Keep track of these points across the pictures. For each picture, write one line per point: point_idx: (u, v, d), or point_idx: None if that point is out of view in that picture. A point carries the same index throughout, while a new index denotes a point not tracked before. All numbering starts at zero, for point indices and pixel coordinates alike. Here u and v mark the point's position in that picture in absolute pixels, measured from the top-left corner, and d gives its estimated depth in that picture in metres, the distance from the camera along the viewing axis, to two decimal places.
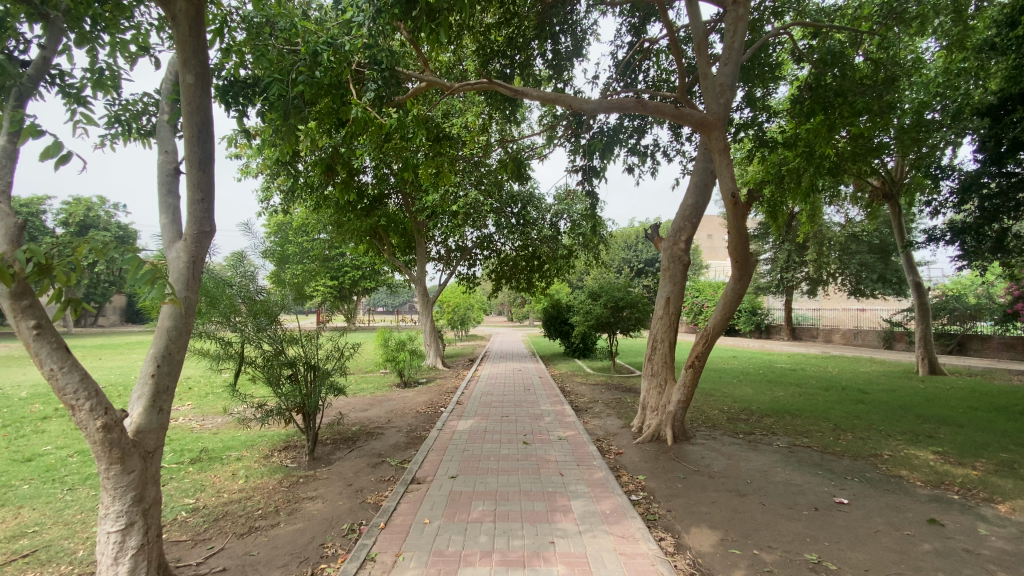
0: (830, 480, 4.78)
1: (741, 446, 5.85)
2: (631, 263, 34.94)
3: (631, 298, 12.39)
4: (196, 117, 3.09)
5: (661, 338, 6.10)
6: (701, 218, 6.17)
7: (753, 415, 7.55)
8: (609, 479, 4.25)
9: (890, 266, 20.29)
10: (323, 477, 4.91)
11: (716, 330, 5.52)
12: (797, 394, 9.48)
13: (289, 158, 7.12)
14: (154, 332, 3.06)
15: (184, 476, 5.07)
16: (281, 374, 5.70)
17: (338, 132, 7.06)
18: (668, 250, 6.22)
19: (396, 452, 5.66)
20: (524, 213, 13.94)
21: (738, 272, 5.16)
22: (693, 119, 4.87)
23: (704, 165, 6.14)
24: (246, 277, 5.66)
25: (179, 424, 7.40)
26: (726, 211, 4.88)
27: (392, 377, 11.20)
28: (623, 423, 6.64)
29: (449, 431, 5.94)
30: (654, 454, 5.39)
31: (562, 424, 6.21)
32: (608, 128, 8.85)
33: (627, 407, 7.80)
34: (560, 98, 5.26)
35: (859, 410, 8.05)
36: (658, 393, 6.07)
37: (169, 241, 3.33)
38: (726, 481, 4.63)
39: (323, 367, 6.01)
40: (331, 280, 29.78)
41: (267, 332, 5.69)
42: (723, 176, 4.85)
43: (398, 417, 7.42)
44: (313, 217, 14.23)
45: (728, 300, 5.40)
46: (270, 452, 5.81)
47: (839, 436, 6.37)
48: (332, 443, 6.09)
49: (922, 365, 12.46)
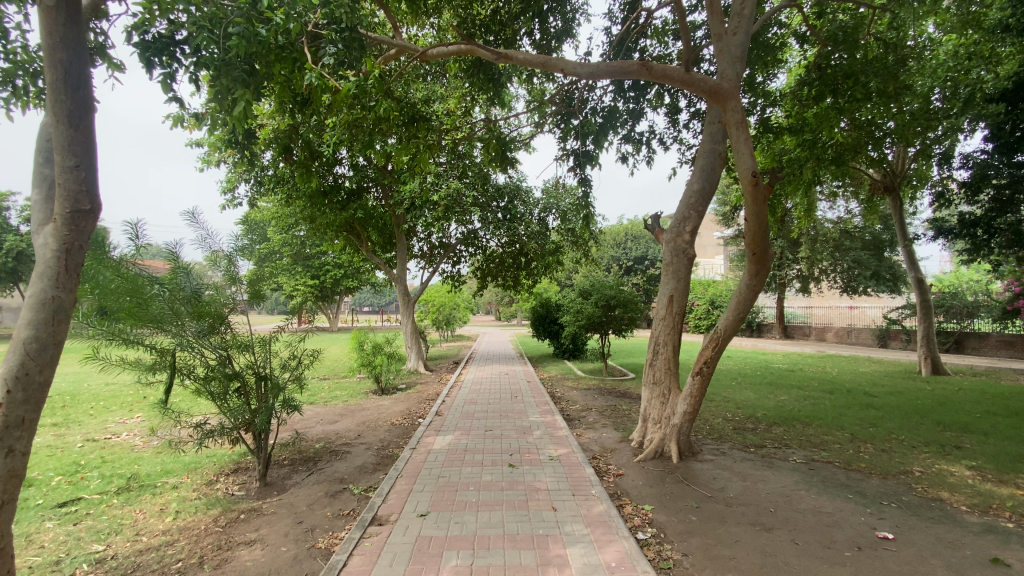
0: (864, 507, 4.13)
1: (754, 462, 5.19)
2: (620, 261, 34.40)
3: (624, 297, 11.73)
4: (60, 51, 2.42)
5: (664, 341, 5.41)
6: (709, 205, 5.46)
7: (760, 423, 6.91)
8: (611, 515, 3.53)
9: (883, 263, 19.94)
10: (271, 511, 4.13)
11: (727, 333, 4.84)
12: (803, 398, 8.90)
13: (243, 139, 6.28)
14: (7, 344, 2.29)
15: (104, 512, 4.25)
16: (227, 387, 4.89)
17: (300, 110, 6.23)
18: (670, 242, 5.53)
19: (362, 476, 4.89)
20: (511, 207, 12.92)
21: (755, 266, 4.48)
22: (705, 86, 4.15)
23: (711, 146, 5.45)
24: (183, 274, 4.85)
25: (119, 442, 6.53)
26: (744, 193, 4.17)
27: (369, 383, 10.40)
28: (620, 436, 5.93)
29: (424, 450, 5.17)
30: (658, 475, 4.69)
31: (554, 440, 5.49)
32: (601, 108, 8.13)
33: (622, 415, 7.12)
34: (550, 62, 4.54)
35: (873, 417, 7.44)
36: (661, 403, 5.38)
37: (36, 223, 2.53)
38: (746, 510, 3.95)
39: (277, 378, 5.20)
40: (311, 279, 28.72)
41: (207, 338, 4.78)
42: (739, 154, 4.14)
43: (370, 431, 6.63)
44: (285, 211, 13.30)
45: (741, 298, 4.73)
46: (214, 478, 5.03)
47: (859, 449, 5.75)
48: (290, 466, 5.32)
49: (925, 365, 11.98)
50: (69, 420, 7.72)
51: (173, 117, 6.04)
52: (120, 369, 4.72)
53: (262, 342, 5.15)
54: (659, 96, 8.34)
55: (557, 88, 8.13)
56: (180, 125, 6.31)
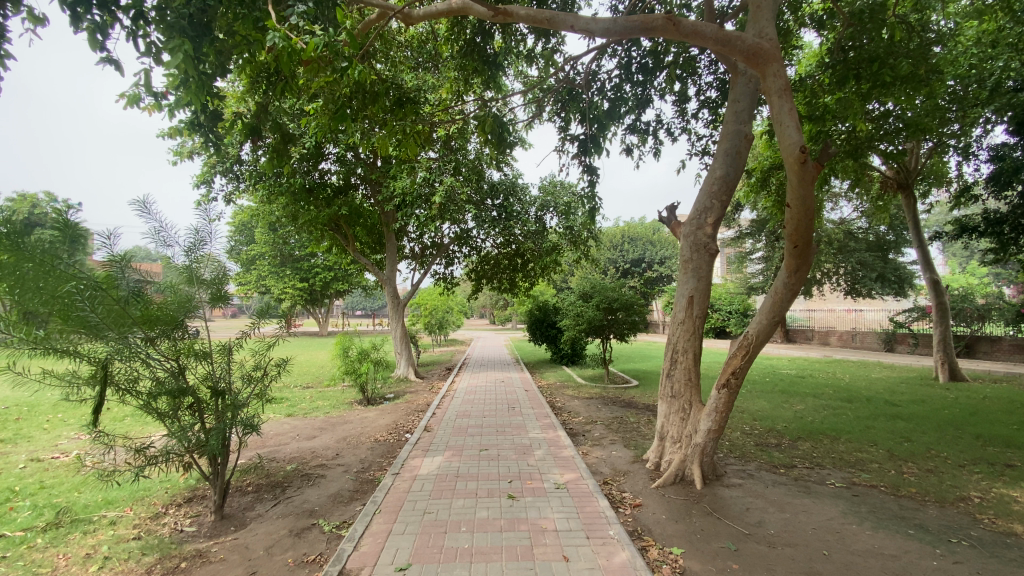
0: (932, 547, 3.47)
1: (788, 488, 4.53)
2: (618, 264, 33.88)
3: (627, 299, 11.05)
4: None
5: (683, 348, 4.74)
6: (734, 193, 4.79)
7: (784, 438, 6.25)
8: (637, 568, 2.83)
9: (889, 265, 19.46)
10: (220, 557, 3.40)
11: (759, 339, 4.18)
12: (821, 408, 8.28)
13: (206, 122, 5.59)
14: None
15: (21, 556, 3.52)
16: (178, 403, 4.16)
17: (270, 86, 5.52)
18: (689, 235, 4.87)
19: (335, 507, 4.17)
20: (507, 205, 12.09)
21: (795, 261, 3.82)
22: (742, 46, 3.51)
23: (736, 127, 4.79)
24: (120, 272, 4.06)
25: (64, 463, 5.76)
26: (789, 172, 3.49)
27: (354, 393, 9.66)
28: (633, 456, 5.24)
29: (409, 475, 4.47)
30: (683, 507, 4.01)
31: (559, 462, 4.80)
32: (607, 92, 7.46)
33: (631, 429, 6.45)
34: (555, 18, 3.93)
35: (904, 429, 6.81)
36: (681, 420, 4.70)
37: None
38: (796, 553, 3.28)
39: (236, 393, 4.45)
40: (300, 281, 27.95)
41: (156, 345, 4.08)
42: (783, 126, 3.47)
43: (349, 450, 5.90)
44: (267, 208, 12.55)
45: (776, 299, 4.06)
46: (163, 510, 4.31)
47: (903, 471, 5.11)
48: (254, 494, 4.61)
49: (942, 371, 11.39)
50: (18, 436, 6.94)
51: (128, 95, 5.37)
52: (43, 384, 3.98)
53: (221, 349, 4.44)
54: (667, 81, 7.72)
55: (558, 71, 7.47)
56: (136, 107, 5.65)
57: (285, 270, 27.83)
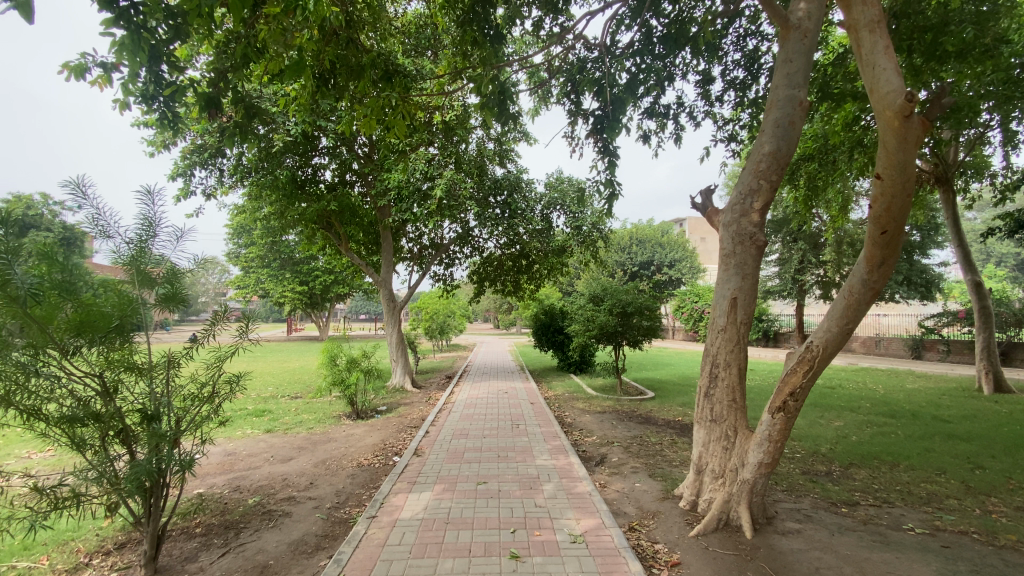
0: None
1: (859, 535, 3.64)
2: (625, 267, 33.10)
3: (640, 303, 10.17)
4: None
5: (725, 362, 3.87)
6: (786, 172, 3.94)
7: (833, 465, 5.35)
8: None
9: (914, 268, 18.47)
10: None
11: (828, 351, 3.31)
12: (865, 425, 7.37)
13: (160, 96, 4.79)
14: None
15: None
16: (100, 431, 3.32)
17: (231, 54, 4.70)
18: (731, 224, 4.02)
19: (294, 562, 3.33)
20: (511, 202, 11.12)
21: (879, 252, 2.95)
22: None
23: (789, 91, 3.93)
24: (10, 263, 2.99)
25: None
26: (887, 129, 2.65)
27: (343, 406, 8.81)
28: (660, 490, 4.37)
29: (388, 519, 3.62)
30: (734, 566, 3.13)
31: (575, 500, 3.93)
32: (623, 69, 6.64)
33: (654, 452, 5.58)
34: None
35: (968, 453, 5.88)
36: (723, 451, 3.83)
37: None
38: None
39: (178, 417, 3.61)
40: (299, 285, 27.27)
41: (76, 357, 3.22)
42: (880, 71, 2.70)
43: (326, 477, 5.07)
44: (255, 205, 11.78)
45: (850, 301, 3.19)
46: (83, 562, 3.49)
47: (990, 510, 4.20)
48: (198, 539, 3.77)
49: (986, 382, 10.38)
50: None
51: (69, 65, 4.51)
52: None
53: (165, 362, 3.62)
54: (691, 58, 6.89)
55: (567, 47, 6.65)
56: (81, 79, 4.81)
57: (284, 272, 27.19)
